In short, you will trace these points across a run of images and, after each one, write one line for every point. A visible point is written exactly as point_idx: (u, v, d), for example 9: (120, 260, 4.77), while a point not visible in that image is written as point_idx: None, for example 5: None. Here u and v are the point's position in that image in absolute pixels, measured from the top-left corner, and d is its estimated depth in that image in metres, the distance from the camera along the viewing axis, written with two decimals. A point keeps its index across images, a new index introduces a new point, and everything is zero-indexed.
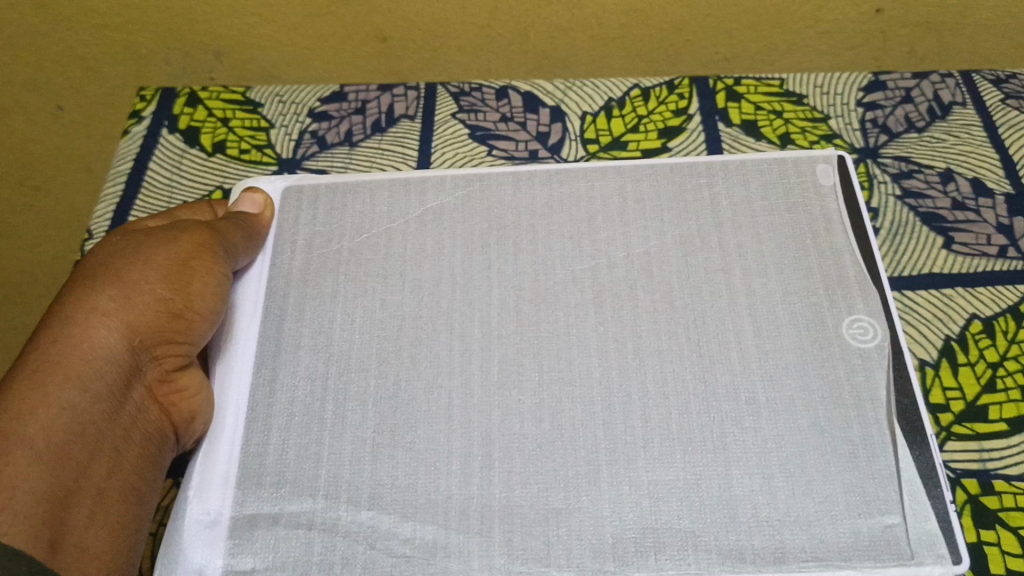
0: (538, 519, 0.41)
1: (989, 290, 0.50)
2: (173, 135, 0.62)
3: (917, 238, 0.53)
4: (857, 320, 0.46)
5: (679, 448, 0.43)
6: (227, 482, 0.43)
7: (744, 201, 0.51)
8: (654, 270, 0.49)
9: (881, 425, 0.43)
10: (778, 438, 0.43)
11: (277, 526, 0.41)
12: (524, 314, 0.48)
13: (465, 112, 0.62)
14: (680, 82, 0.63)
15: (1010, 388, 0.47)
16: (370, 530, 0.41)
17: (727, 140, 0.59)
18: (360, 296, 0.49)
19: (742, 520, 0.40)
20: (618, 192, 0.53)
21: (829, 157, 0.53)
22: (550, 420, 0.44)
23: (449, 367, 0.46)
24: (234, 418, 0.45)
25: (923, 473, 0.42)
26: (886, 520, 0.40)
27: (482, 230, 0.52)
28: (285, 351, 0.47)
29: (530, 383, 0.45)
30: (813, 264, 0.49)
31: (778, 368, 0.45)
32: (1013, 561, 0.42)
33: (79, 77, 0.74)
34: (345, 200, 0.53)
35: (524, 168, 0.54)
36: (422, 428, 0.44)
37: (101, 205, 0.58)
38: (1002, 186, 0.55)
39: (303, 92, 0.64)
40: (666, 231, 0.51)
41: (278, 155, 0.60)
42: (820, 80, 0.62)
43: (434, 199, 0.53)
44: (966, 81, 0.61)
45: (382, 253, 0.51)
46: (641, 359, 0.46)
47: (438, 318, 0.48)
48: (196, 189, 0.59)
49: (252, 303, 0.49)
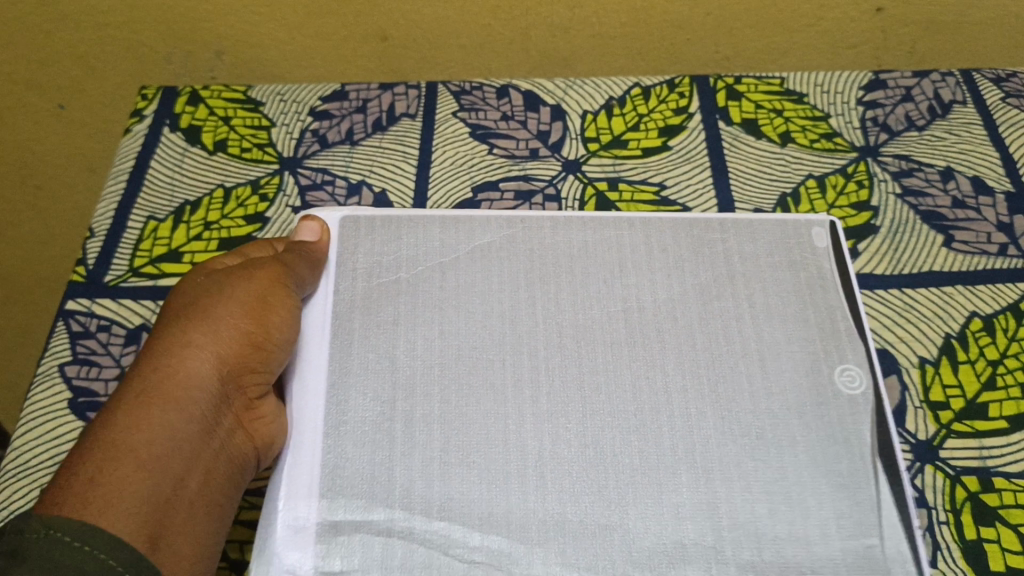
0: (585, 535, 0.41)
1: (989, 288, 0.50)
2: (175, 134, 0.62)
3: (917, 236, 0.52)
4: (845, 370, 0.46)
5: (705, 477, 0.42)
6: (311, 492, 0.42)
7: (751, 258, 0.50)
8: (676, 318, 0.48)
9: (859, 459, 0.43)
10: (775, 481, 0.42)
11: (360, 533, 0.41)
12: (567, 348, 0.47)
13: (466, 110, 0.62)
14: (679, 82, 0.63)
15: (1010, 386, 0.46)
16: (442, 539, 0.41)
17: (727, 139, 0.59)
18: (417, 321, 0.48)
19: (759, 537, 0.41)
20: (642, 240, 0.51)
21: (824, 222, 0.51)
22: (593, 445, 0.43)
23: (505, 396, 0.45)
24: (313, 425, 0.44)
25: (900, 506, 0.41)
26: (864, 539, 0.41)
27: (526, 269, 0.50)
28: (354, 367, 0.46)
29: (576, 413, 0.44)
30: (809, 319, 0.47)
31: (780, 417, 0.44)
32: (1014, 558, 0.41)
33: (80, 77, 0.74)
34: (401, 234, 0.51)
35: (563, 212, 0.53)
36: (483, 449, 0.43)
37: (102, 205, 0.57)
38: (1002, 184, 0.55)
39: (305, 91, 0.64)
40: (686, 280, 0.49)
41: (279, 154, 0.60)
42: (821, 79, 0.62)
43: (483, 234, 0.51)
44: (966, 81, 0.61)
45: (439, 290, 0.49)
46: (669, 395, 0.45)
47: (498, 349, 0.46)
48: (200, 187, 0.58)
49: (321, 310, 0.48)
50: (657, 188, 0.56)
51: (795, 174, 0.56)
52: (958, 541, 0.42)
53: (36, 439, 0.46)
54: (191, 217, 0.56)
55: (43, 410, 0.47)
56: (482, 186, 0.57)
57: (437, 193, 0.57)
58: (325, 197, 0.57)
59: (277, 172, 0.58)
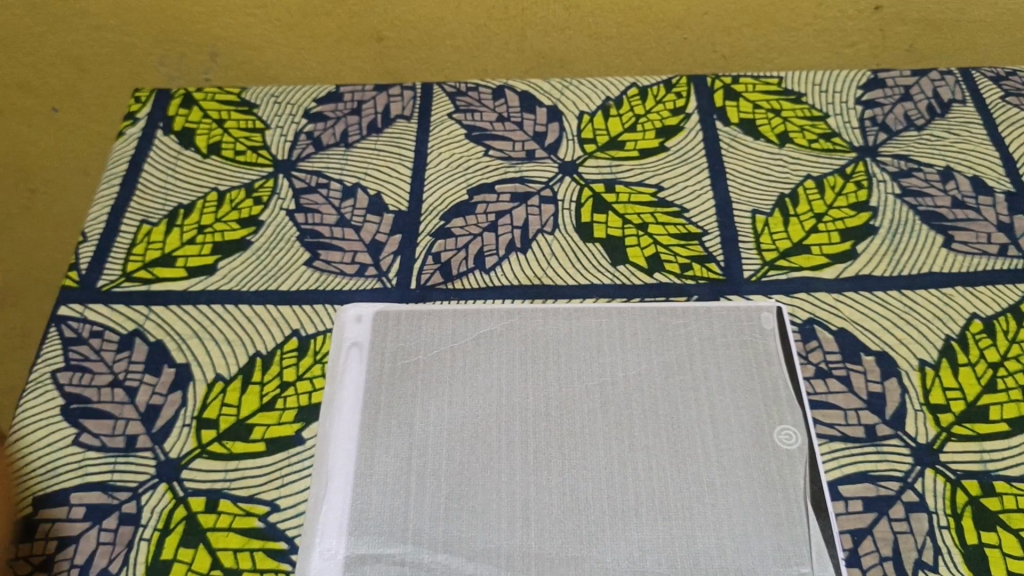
0: (560, 563, 0.40)
1: (989, 289, 0.49)
2: (168, 137, 0.61)
3: (916, 237, 0.52)
4: (783, 429, 0.44)
5: (694, 498, 0.42)
6: (340, 530, 0.41)
7: (705, 341, 0.47)
8: (640, 400, 0.45)
9: (794, 502, 0.41)
10: (717, 524, 0.41)
11: (380, 562, 0.40)
12: (553, 418, 0.45)
13: (462, 112, 0.62)
14: (677, 82, 0.63)
15: (1011, 389, 0.45)
16: (443, 567, 0.40)
17: (725, 139, 0.58)
18: (431, 394, 0.46)
19: (751, 549, 0.40)
20: (616, 328, 0.48)
21: (773, 306, 0.49)
22: (590, 468, 0.43)
23: (512, 437, 0.44)
24: (346, 451, 0.44)
25: (829, 544, 0.40)
26: (795, 568, 0.39)
27: (523, 353, 0.47)
28: (388, 401, 0.46)
29: (575, 426, 0.44)
30: (754, 386, 0.45)
31: (724, 485, 0.42)
32: (1016, 564, 0.40)
33: (76, 78, 0.76)
34: (414, 322, 0.49)
35: (555, 304, 0.50)
36: (491, 487, 0.42)
37: (95, 209, 0.56)
38: (1002, 184, 0.55)
39: (300, 93, 0.64)
40: (652, 359, 0.47)
41: (274, 157, 0.59)
42: (819, 79, 0.62)
43: (484, 323, 0.49)
44: (966, 79, 0.61)
45: (450, 368, 0.47)
46: (653, 406, 0.45)
47: (508, 410, 0.45)
48: (193, 190, 0.58)
49: (357, 342, 0.48)
50: (654, 189, 0.55)
51: (793, 174, 0.56)
52: (960, 545, 0.40)
53: (28, 447, 0.45)
54: (185, 221, 0.55)
55: (34, 417, 0.46)
56: (478, 188, 0.56)
57: (432, 196, 0.56)
58: (319, 200, 0.56)
59: (272, 176, 0.58)
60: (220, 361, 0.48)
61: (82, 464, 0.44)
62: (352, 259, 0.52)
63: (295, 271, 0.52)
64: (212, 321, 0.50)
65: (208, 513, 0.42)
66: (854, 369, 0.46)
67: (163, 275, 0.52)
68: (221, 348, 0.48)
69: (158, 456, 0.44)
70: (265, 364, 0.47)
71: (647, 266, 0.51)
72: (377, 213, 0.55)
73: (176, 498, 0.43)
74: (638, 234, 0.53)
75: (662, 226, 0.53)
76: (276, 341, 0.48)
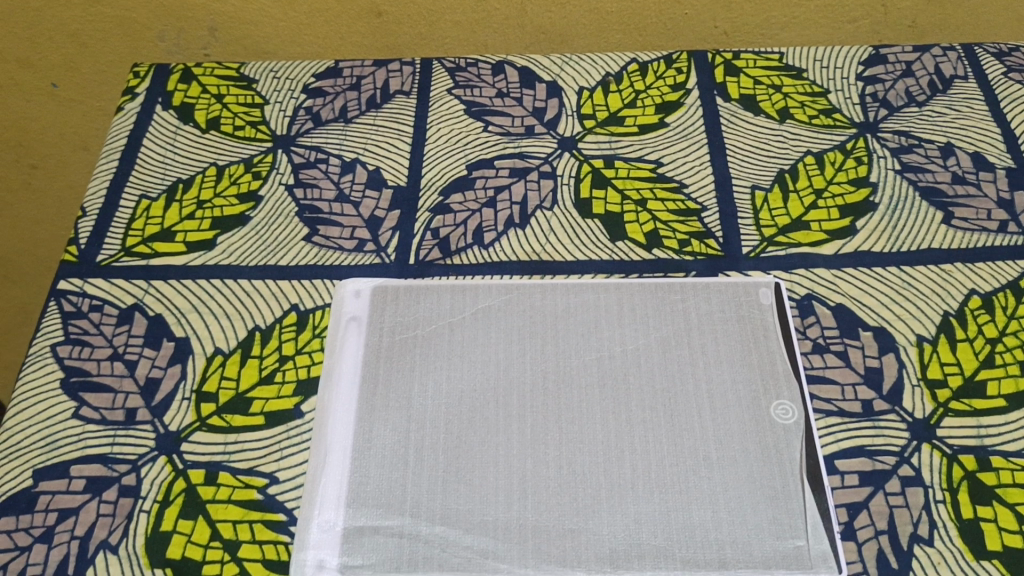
0: (557, 534, 0.40)
1: (989, 265, 0.49)
2: (167, 112, 0.61)
3: (916, 213, 0.52)
4: (780, 403, 0.44)
5: (691, 473, 0.42)
6: (338, 503, 0.42)
7: (704, 316, 0.47)
8: (638, 372, 0.45)
9: (789, 476, 0.41)
10: (714, 497, 0.41)
11: (378, 534, 0.41)
12: (550, 391, 0.45)
13: (461, 87, 0.61)
14: (678, 57, 0.62)
15: (1009, 364, 0.45)
16: (440, 539, 0.40)
17: (725, 115, 0.58)
18: (429, 368, 0.46)
19: (746, 522, 0.40)
20: (614, 304, 0.48)
21: (771, 281, 0.49)
22: (587, 442, 0.43)
23: (509, 412, 0.44)
24: (344, 425, 0.44)
25: (825, 517, 0.40)
26: (790, 541, 0.40)
27: (521, 327, 0.48)
28: (386, 375, 0.46)
29: (572, 400, 0.44)
30: (752, 361, 0.45)
31: (722, 459, 0.42)
32: (1011, 537, 0.40)
33: (75, 53, 0.76)
34: (413, 297, 0.49)
35: (553, 279, 0.50)
36: (489, 460, 0.43)
37: (94, 183, 0.56)
38: (1004, 160, 0.54)
39: (299, 68, 0.64)
40: (650, 333, 0.47)
41: (273, 132, 0.59)
42: (821, 55, 0.62)
43: (481, 299, 0.49)
44: (968, 55, 0.61)
45: (448, 343, 0.47)
46: (651, 379, 0.45)
47: (506, 384, 0.45)
48: (192, 164, 0.57)
49: (356, 317, 0.48)
50: (654, 165, 0.55)
51: (793, 150, 0.56)
52: (955, 519, 0.41)
53: (28, 420, 0.45)
54: (184, 195, 0.55)
55: (33, 391, 0.46)
56: (477, 164, 0.56)
57: (431, 171, 0.56)
58: (318, 175, 0.56)
59: (271, 151, 0.58)
60: (219, 335, 0.48)
61: (82, 437, 0.44)
62: (351, 235, 0.52)
63: (294, 246, 0.52)
64: (211, 295, 0.50)
65: (208, 485, 0.43)
66: (852, 345, 0.46)
67: (163, 250, 0.52)
68: (220, 323, 0.49)
69: (158, 429, 0.44)
70: (264, 338, 0.48)
71: (645, 242, 0.51)
72: (376, 188, 0.55)
73: (176, 470, 0.43)
74: (636, 210, 0.53)
75: (661, 202, 0.53)
76: (274, 316, 0.49)
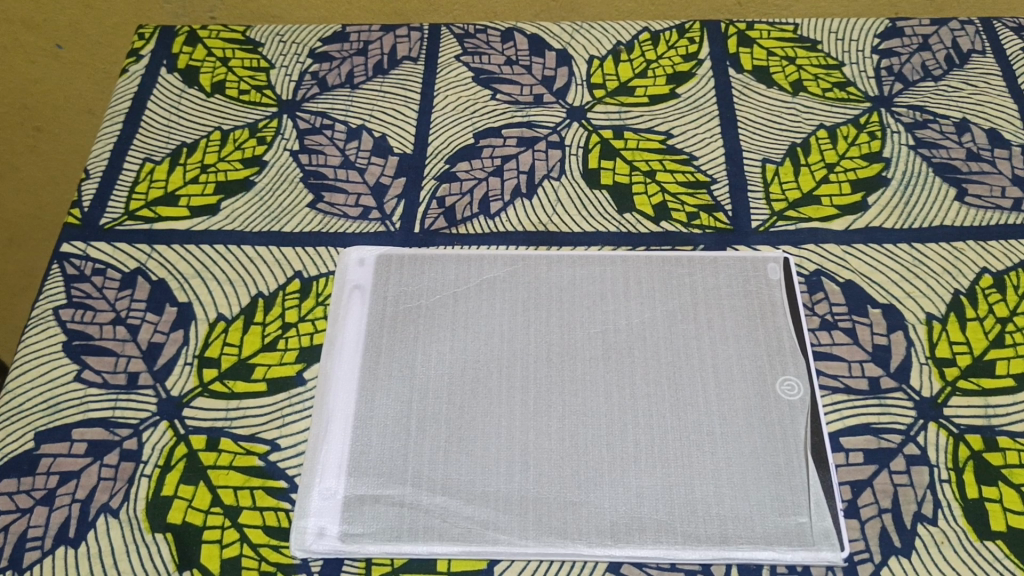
0: (558, 506, 0.40)
1: (1002, 245, 0.49)
2: (172, 75, 0.60)
3: (929, 190, 0.51)
4: (786, 379, 0.43)
5: (694, 448, 0.41)
6: (339, 471, 0.41)
7: (711, 289, 0.47)
8: (640, 346, 0.45)
9: (793, 453, 0.41)
10: (717, 472, 0.41)
11: (379, 503, 0.40)
12: (554, 362, 0.44)
13: (469, 54, 0.61)
14: (690, 27, 0.61)
15: (1019, 344, 0.45)
16: (440, 509, 0.40)
17: (737, 86, 0.57)
18: (433, 338, 0.46)
19: (748, 499, 0.40)
20: (620, 277, 0.48)
21: (780, 256, 0.48)
22: (590, 415, 0.43)
23: (512, 383, 0.44)
24: (346, 395, 0.44)
25: (828, 495, 0.40)
26: (793, 518, 0.39)
27: (526, 298, 0.47)
28: (389, 346, 0.45)
29: (576, 372, 0.44)
30: (758, 336, 0.45)
31: (725, 434, 0.42)
32: (1015, 518, 0.40)
33: (79, 13, 0.75)
34: (417, 267, 0.48)
35: (559, 251, 0.49)
36: (493, 433, 0.42)
37: (98, 145, 0.56)
38: (1020, 137, 0.53)
39: (305, 32, 0.63)
40: (656, 306, 0.46)
41: (278, 97, 0.58)
42: (836, 26, 0.61)
43: (486, 270, 0.48)
44: (986, 30, 0.60)
45: (452, 313, 0.47)
46: (656, 352, 0.45)
47: (509, 355, 0.45)
48: (196, 128, 0.57)
49: (359, 286, 0.48)
50: (663, 136, 0.55)
51: (806, 123, 0.55)
52: (960, 499, 0.40)
53: (29, 382, 0.45)
54: (188, 159, 0.55)
55: (35, 354, 0.46)
56: (484, 132, 0.55)
57: (438, 139, 0.55)
58: (323, 140, 0.55)
59: (276, 116, 0.57)
60: (222, 300, 0.48)
61: (83, 401, 0.44)
62: (356, 202, 0.52)
63: (297, 212, 0.52)
64: (214, 261, 0.49)
65: (209, 451, 0.42)
66: (860, 322, 0.46)
67: (166, 214, 0.52)
68: (224, 288, 0.48)
69: (159, 394, 0.44)
70: (267, 305, 0.47)
71: (653, 215, 0.51)
72: (382, 155, 0.54)
73: (177, 435, 0.43)
74: (645, 181, 0.52)
75: (670, 173, 0.52)
76: (278, 283, 0.48)
